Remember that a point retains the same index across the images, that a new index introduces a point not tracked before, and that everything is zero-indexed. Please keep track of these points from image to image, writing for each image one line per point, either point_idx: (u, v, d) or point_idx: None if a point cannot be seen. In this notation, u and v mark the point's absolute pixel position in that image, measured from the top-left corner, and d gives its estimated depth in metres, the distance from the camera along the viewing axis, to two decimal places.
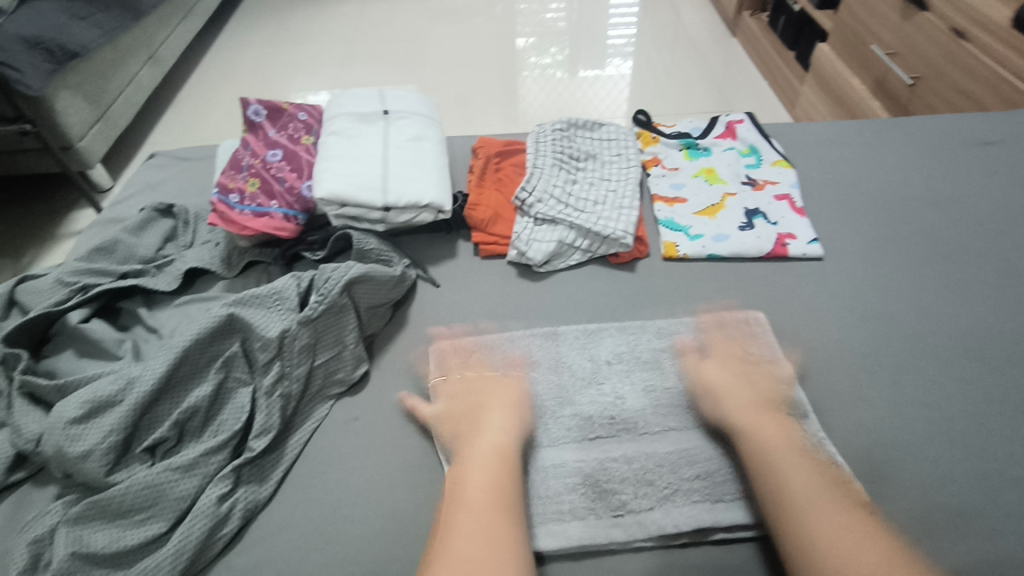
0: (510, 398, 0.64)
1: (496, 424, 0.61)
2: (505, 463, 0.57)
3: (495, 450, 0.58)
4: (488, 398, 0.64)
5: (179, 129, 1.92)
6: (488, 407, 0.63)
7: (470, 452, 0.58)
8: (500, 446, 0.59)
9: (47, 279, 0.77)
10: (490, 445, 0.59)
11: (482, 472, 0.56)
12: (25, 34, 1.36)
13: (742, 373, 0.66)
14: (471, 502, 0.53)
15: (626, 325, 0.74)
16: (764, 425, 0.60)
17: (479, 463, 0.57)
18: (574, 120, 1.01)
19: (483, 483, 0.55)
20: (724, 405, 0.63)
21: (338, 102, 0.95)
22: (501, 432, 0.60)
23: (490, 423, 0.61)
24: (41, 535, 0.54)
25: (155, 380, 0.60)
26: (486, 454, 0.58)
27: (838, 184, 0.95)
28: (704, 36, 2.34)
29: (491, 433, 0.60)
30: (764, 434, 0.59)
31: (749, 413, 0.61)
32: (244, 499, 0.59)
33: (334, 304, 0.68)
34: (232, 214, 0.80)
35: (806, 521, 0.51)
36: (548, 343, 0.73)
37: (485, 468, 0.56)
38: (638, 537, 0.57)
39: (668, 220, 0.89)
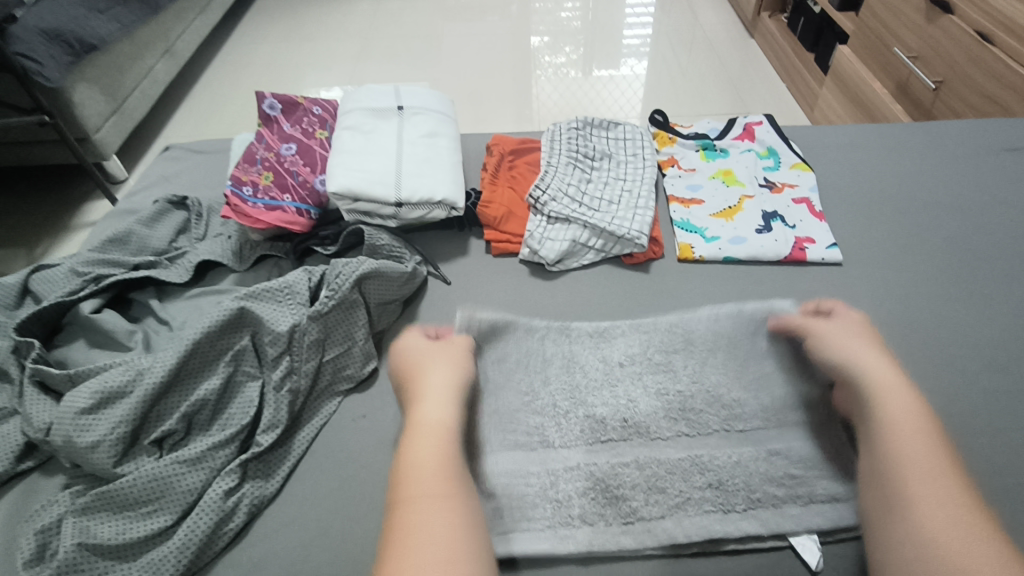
0: (442, 370, 0.61)
1: (434, 397, 0.58)
2: (448, 440, 0.54)
3: (429, 430, 0.55)
4: (427, 367, 0.61)
5: (194, 122, 1.93)
6: (421, 380, 0.60)
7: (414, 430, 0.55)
8: (434, 424, 0.55)
9: (60, 269, 0.78)
10: (424, 425, 0.55)
11: (420, 455, 0.52)
12: (45, 26, 1.37)
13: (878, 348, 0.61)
14: (407, 490, 0.50)
15: (639, 324, 0.73)
16: (897, 398, 0.55)
17: (420, 442, 0.53)
18: (590, 119, 1.00)
19: (427, 464, 0.52)
20: (858, 376, 0.59)
21: (353, 97, 0.95)
22: (434, 408, 0.57)
23: (426, 396, 0.58)
24: (48, 525, 0.54)
25: (164, 372, 0.59)
26: (430, 431, 0.54)
27: (858, 188, 0.94)
28: (722, 37, 2.32)
29: (427, 408, 0.57)
30: (892, 405, 0.55)
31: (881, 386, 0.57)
32: (250, 494, 0.59)
33: (345, 299, 0.68)
34: (245, 207, 0.79)
35: (924, 502, 0.47)
36: (560, 340, 0.71)
37: (421, 451, 0.53)
38: (649, 546, 0.56)
39: (683, 221, 0.87)
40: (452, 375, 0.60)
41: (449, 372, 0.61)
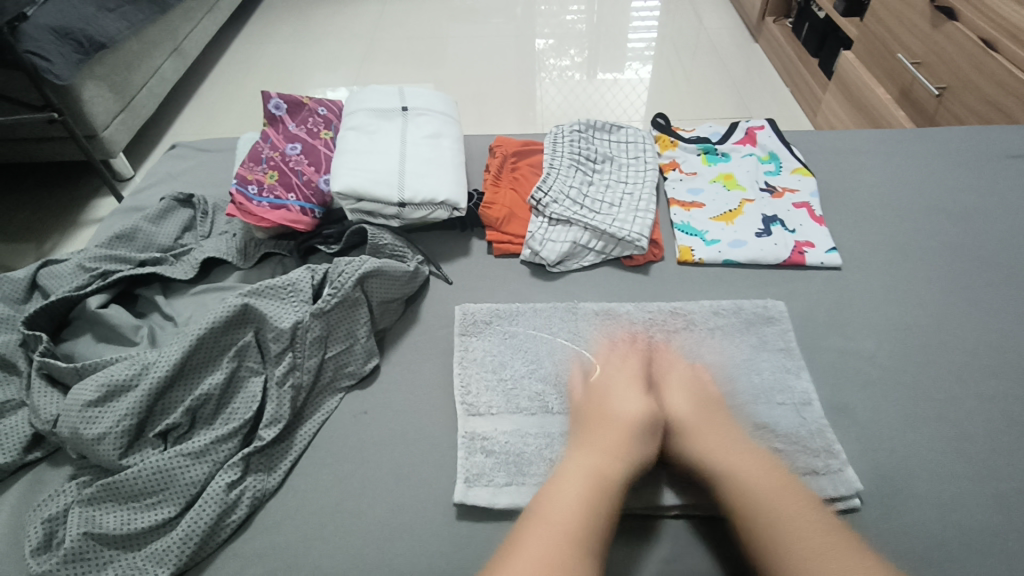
0: (631, 417, 0.59)
1: (599, 448, 0.57)
2: (600, 490, 0.53)
3: (592, 472, 0.55)
4: (610, 414, 0.60)
5: (201, 121, 1.95)
6: (608, 416, 0.60)
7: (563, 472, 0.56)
8: (601, 468, 0.55)
9: (68, 264, 0.79)
10: (590, 464, 0.55)
11: (573, 489, 0.53)
12: (55, 24, 1.38)
13: (709, 407, 0.61)
14: (549, 516, 0.51)
15: (644, 304, 0.78)
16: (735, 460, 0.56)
17: (567, 483, 0.54)
18: (592, 121, 1.01)
19: (566, 505, 0.52)
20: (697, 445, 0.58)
21: (357, 98, 0.96)
22: (609, 454, 0.56)
23: (593, 445, 0.58)
24: (55, 514, 0.55)
25: (169, 367, 0.60)
26: (580, 476, 0.54)
27: (858, 193, 0.94)
28: (726, 41, 2.33)
29: (588, 454, 0.57)
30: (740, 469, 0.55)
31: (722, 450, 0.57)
32: (252, 487, 0.60)
33: (347, 297, 0.69)
34: (251, 205, 0.80)
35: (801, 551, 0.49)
36: (567, 318, 0.76)
37: (579, 485, 0.53)
38: (632, 504, 0.59)
39: (684, 224, 0.88)
40: (636, 431, 0.58)
41: (628, 426, 0.59)
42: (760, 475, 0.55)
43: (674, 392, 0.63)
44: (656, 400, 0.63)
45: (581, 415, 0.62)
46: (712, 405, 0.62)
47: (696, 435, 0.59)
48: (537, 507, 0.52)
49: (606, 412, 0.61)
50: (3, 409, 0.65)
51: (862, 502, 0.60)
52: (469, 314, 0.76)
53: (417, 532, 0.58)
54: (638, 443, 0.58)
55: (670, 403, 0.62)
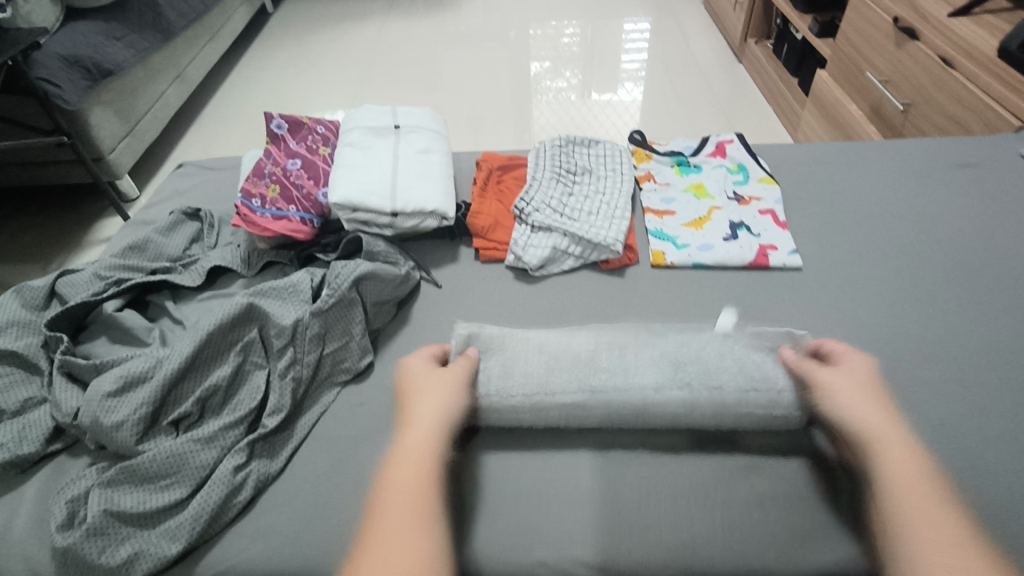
0: (439, 389, 0.66)
1: (421, 423, 0.62)
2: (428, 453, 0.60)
3: (418, 451, 0.60)
4: (417, 399, 0.66)
5: (204, 143, 2.02)
6: (417, 401, 0.66)
7: (402, 446, 0.61)
8: (423, 445, 0.60)
9: (84, 273, 0.85)
10: (414, 445, 0.60)
11: (403, 473, 0.58)
12: (65, 53, 1.47)
13: (878, 394, 0.65)
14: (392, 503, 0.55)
15: (637, 327, 0.80)
16: (895, 444, 0.59)
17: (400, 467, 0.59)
18: (573, 137, 1.08)
19: (401, 473, 0.58)
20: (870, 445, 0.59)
21: (353, 117, 1.03)
22: (428, 430, 0.62)
23: (414, 420, 0.64)
24: (77, 495, 0.61)
25: (182, 360, 0.66)
26: (410, 447, 0.61)
27: (819, 201, 1.01)
28: (711, 62, 2.43)
29: (410, 437, 0.61)
30: (904, 458, 0.57)
31: (887, 434, 0.59)
32: (257, 471, 0.65)
33: (344, 297, 0.75)
34: (254, 217, 0.87)
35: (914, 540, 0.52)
36: (564, 335, 0.78)
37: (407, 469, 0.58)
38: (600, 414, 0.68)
39: (657, 230, 0.95)
40: (442, 414, 0.63)
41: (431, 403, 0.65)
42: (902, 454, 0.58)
43: (847, 377, 0.66)
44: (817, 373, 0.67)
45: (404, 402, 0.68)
46: (878, 395, 0.65)
47: (869, 415, 0.61)
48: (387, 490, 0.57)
49: (431, 390, 0.66)
50: (26, 405, 0.70)
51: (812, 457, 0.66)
52: (473, 334, 0.75)
53: None
54: (448, 408, 0.65)
55: (840, 384, 0.65)
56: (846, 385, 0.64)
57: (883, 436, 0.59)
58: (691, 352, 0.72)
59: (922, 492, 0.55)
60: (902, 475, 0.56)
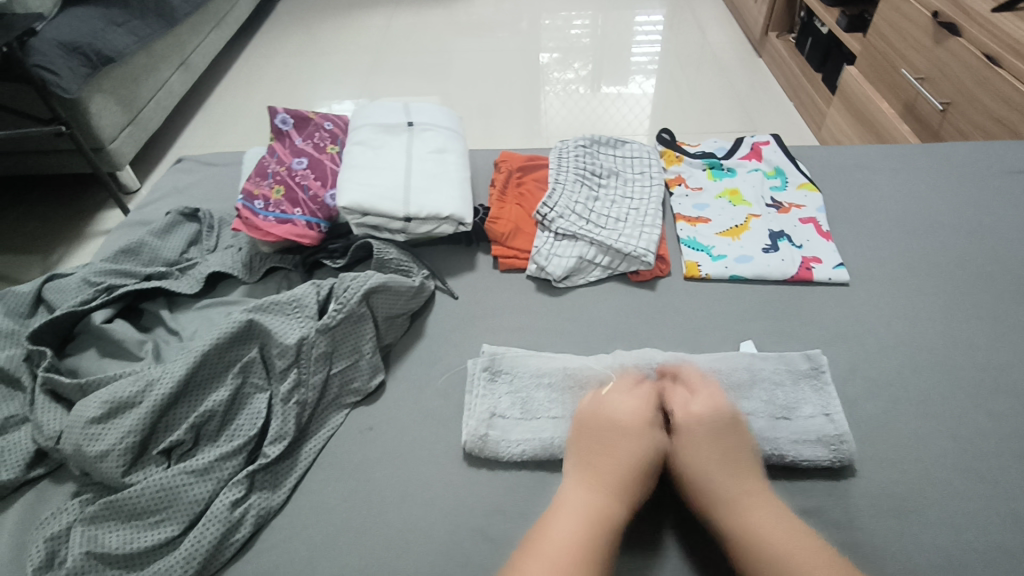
0: (635, 449, 0.56)
1: (607, 485, 0.54)
2: (602, 526, 0.51)
3: (591, 511, 0.52)
4: (617, 447, 0.57)
5: (208, 133, 1.96)
6: (615, 446, 0.57)
7: (572, 501, 0.53)
8: (602, 510, 0.52)
9: (73, 278, 0.78)
10: (592, 503, 0.52)
11: (565, 527, 0.50)
12: (64, 39, 1.40)
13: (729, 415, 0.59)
14: (544, 557, 0.48)
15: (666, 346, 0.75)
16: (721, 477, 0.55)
17: (565, 520, 0.51)
18: (597, 137, 1.01)
19: (568, 539, 0.49)
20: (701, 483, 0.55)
21: (363, 113, 0.96)
22: (612, 498, 0.53)
23: (607, 477, 0.54)
24: (57, 532, 0.55)
25: (174, 383, 0.60)
26: (583, 509, 0.52)
27: (863, 208, 0.94)
28: (730, 56, 2.34)
29: (585, 492, 0.54)
30: (763, 513, 0.52)
31: (740, 490, 0.54)
32: (257, 505, 0.59)
33: (353, 313, 0.68)
34: (256, 220, 0.81)
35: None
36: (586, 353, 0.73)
37: (577, 524, 0.51)
38: None
39: (690, 239, 0.88)
40: (629, 480, 0.55)
41: (621, 457, 0.56)
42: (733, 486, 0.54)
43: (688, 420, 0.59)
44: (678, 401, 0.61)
45: (581, 443, 0.59)
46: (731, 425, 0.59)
47: (716, 472, 0.55)
48: (538, 543, 0.49)
49: (621, 439, 0.57)
50: (6, 424, 0.64)
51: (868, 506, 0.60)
52: (495, 355, 0.70)
53: (420, 553, 0.57)
54: (641, 476, 0.55)
55: (684, 436, 0.58)
56: (685, 434, 0.58)
57: (733, 496, 0.53)
58: (725, 379, 0.67)
59: (796, 551, 0.49)
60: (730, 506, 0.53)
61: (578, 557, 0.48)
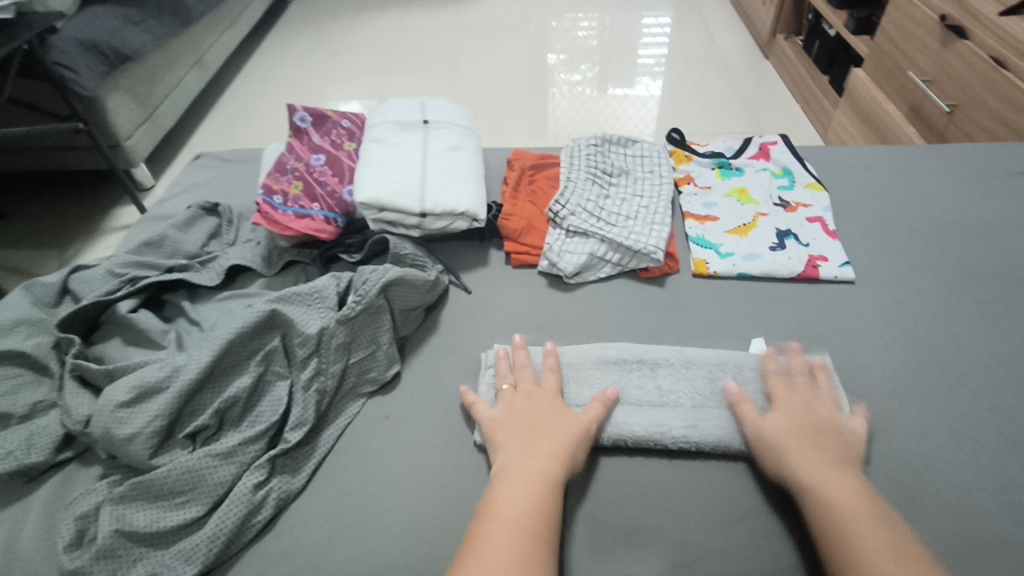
0: (556, 423, 0.61)
1: (541, 451, 0.58)
2: (550, 486, 0.55)
3: (534, 474, 0.56)
4: (540, 425, 0.61)
5: (220, 132, 1.98)
6: (539, 422, 0.62)
7: (516, 467, 0.57)
8: (542, 471, 0.56)
9: (98, 269, 0.80)
10: (530, 468, 0.56)
11: (515, 493, 0.54)
12: (83, 37, 1.43)
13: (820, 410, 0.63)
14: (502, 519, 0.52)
15: (677, 342, 0.77)
16: (800, 450, 0.59)
17: (510, 487, 0.55)
18: (609, 136, 1.03)
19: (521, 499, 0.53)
20: (780, 454, 0.59)
21: (380, 111, 0.98)
22: (550, 458, 0.57)
23: (537, 447, 0.59)
24: (87, 512, 0.57)
25: (200, 369, 0.62)
26: (528, 471, 0.56)
27: (868, 208, 0.95)
28: (737, 58, 2.35)
29: (520, 461, 0.57)
30: (832, 484, 0.55)
31: (812, 466, 0.57)
32: (278, 488, 0.61)
33: (371, 304, 0.71)
34: (276, 215, 0.83)
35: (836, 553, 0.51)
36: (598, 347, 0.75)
37: (522, 488, 0.54)
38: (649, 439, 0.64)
39: (699, 237, 0.90)
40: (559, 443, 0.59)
41: (554, 429, 0.61)
42: (811, 459, 0.58)
43: (775, 409, 0.63)
44: (777, 392, 0.66)
45: (511, 420, 0.63)
46: (814, 415, 0.62)
47: (791, 451, 0.59)
48: (490, 509, 0.53)
49: (539, 417, 0.62)
50: (35, 409, 0.66)
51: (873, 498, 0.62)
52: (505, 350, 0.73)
53: (437, 537, 0.59)
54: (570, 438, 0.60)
55: (769, 422, 0.62)
56: (765, 421, 0.62)
57: (805, 471, 0.57)
58: (729, 376, 0.69)
59: (859, 522, 0.52)
60: (805, 472, 0.57)
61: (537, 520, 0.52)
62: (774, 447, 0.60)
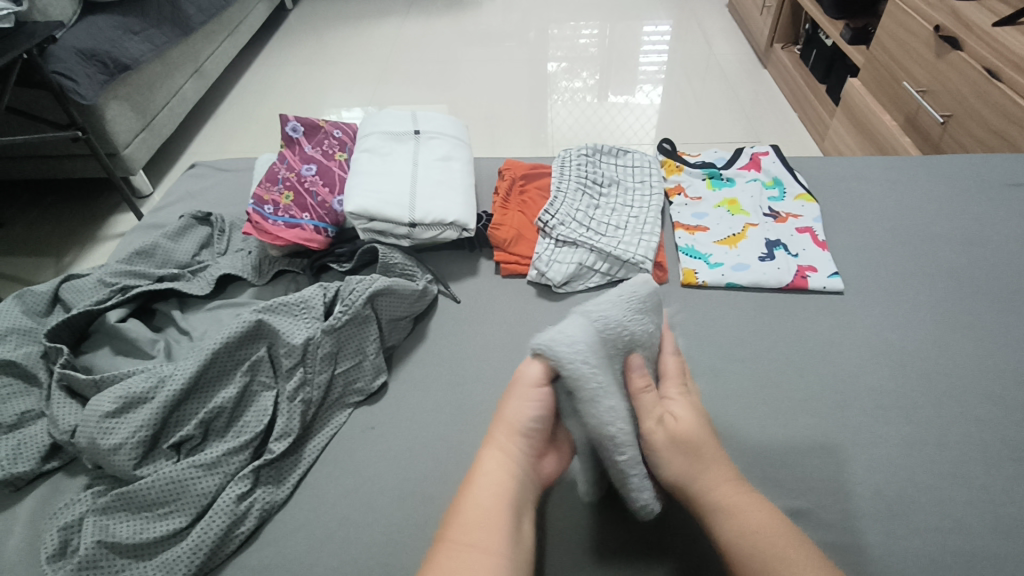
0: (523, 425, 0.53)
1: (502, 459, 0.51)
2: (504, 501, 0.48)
3: (496, 490, 0.48)
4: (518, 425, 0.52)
5: (219, 140, 2.00)
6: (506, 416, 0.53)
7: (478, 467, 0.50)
8: (502, 485, 0.49)
9: (90, 279, 0.81)
10: (493, 478, 0.49)
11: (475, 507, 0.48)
12: (82, 46, 1.44)
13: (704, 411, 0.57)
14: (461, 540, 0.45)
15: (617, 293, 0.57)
16: (701, 457, 0.52)
17: (474, 497, 0.48)
18: (600, 146, 1.04)
19: (488, 504, 0.48)
20: (677, 461, 0.52)
21: (372, 121, 0.99)
22: (511, 467, 0.50)
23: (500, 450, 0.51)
24: (70, 522, 0.57)
25: (185, 380, 0.62)
26: (494, 470, 0.50)
27: (859, 219, 0.95)
28: (735, 67, 2.36)
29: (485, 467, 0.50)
30: (744, 504, 0.49)
31: (720, 481, 0.51)
32: (262, 499, 0.61)
33: (357, 314, 0.71)
34: (266, 224, 0.83)
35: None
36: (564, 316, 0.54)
37: (484, 500, 0.48)
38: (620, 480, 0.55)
39: (688, 248, 0.90)
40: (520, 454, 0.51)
41: (526, 436, 0.52)
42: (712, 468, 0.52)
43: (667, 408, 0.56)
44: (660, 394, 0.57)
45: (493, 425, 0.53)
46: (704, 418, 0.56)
47: (701, 469, 0.51)
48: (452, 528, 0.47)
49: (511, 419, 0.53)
50: (23, 419, 0.67)
51: (860, 512, 0.61)
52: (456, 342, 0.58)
53: (420, 549, 0.59)
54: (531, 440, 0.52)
55: (662, 421, 0.54)
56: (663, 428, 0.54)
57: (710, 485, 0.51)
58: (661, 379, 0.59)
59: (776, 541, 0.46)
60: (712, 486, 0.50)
61: (498, 536, 0.46)
62: (673, 452, 0.53)
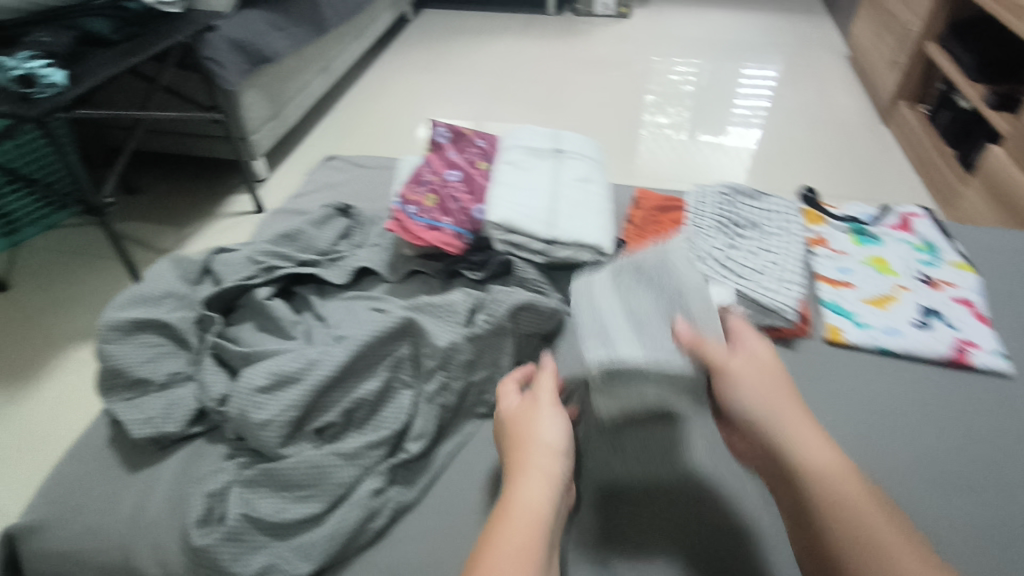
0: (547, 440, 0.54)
1: (534, 476, 0.50)
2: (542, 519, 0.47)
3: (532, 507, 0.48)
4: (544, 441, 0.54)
5: (334, 135, 2.08)
6: (533, 434, 0.54)
7: (513, 493, 0.49)
8: (538, 503, 0.48)
9: (240, 255, 0.84)
10: (529, 497, 0.49)
11: (511, 530, 0.46)
12: (234, 37, 1.52)
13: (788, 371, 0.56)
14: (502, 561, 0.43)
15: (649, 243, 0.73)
16: (785, 409, 0.52)
17: (510, 519, 0.47)
18: (739, 187, 1.01)
19: (526, 536, 0.46)
20: (759, 408, 0.53)
21: (514, 135, 1.00)
22: (543, 486, 0.50)
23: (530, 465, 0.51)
24: (217, 490, 0.59)
25: (336, 367, 0.63)
26: (532, 494, 0.49)
27: (1022, 297, 0.88)
28: (853, 120, 2.27)
29: (520, 488, 0.49)
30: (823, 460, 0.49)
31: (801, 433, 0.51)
32: (394, 498, 0.61)
33: (500, 326, 0.71)
34: (409, 223, 0.85)
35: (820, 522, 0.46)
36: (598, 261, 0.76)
37: (520, 520, 0.46)
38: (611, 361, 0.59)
39: (833, 302, 0.85)
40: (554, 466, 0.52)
41: (553, 454, 0.53)
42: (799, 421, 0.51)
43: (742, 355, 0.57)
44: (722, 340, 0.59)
45: (517, 444, 0.54)
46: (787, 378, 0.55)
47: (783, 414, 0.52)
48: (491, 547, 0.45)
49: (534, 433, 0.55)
50: (173, 379, 0.70)
51: None
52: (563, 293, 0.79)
53: None
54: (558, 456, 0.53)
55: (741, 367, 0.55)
56: (745, 370, 0.55)
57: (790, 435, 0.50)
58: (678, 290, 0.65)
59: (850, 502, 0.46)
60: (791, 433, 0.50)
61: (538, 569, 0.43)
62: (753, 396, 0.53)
